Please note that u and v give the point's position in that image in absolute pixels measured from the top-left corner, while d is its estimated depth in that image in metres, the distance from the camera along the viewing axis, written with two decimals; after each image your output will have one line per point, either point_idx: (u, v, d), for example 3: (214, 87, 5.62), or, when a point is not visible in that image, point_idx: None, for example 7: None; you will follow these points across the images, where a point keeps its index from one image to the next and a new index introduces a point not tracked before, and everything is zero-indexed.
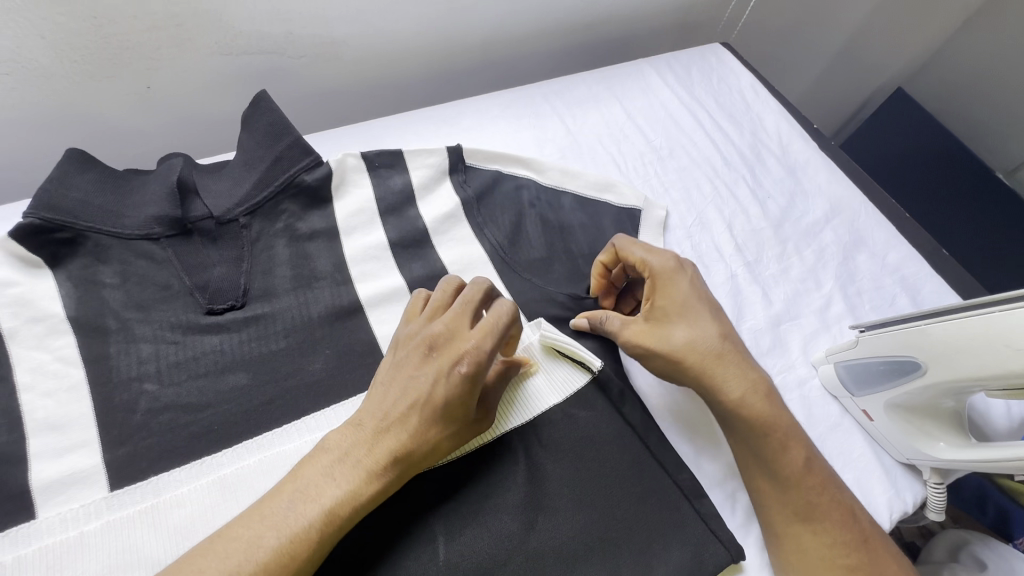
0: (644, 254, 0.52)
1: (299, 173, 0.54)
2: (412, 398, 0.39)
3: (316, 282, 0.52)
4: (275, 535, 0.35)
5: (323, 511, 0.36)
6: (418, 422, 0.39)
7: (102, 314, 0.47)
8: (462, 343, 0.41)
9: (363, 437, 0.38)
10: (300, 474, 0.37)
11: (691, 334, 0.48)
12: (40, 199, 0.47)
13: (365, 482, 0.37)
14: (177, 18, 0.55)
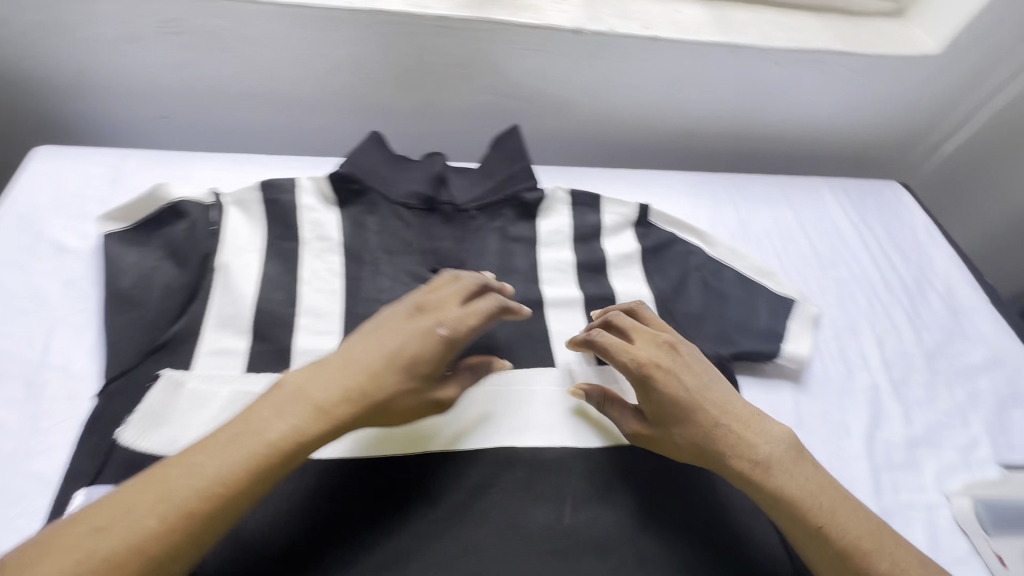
0: (621, 346, 0.50)
1: (522, 190, 0.68)
2: (392, 348, 0.44)
3: (513, 275, 0.64)
4: (188, 485, 0.36)
5: (239, 469, 0.37)
6: (397, 376, 0.43)
7: (362, 249, 0.62)
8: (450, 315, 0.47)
9: (299, 405, 0.41)
10: (213, 437, 0.39)
11: (689, 431, 0.47)
12: (350, 161, 0.66)
13: (314, 423, 0.40)
14: (473, 61, 0.72)
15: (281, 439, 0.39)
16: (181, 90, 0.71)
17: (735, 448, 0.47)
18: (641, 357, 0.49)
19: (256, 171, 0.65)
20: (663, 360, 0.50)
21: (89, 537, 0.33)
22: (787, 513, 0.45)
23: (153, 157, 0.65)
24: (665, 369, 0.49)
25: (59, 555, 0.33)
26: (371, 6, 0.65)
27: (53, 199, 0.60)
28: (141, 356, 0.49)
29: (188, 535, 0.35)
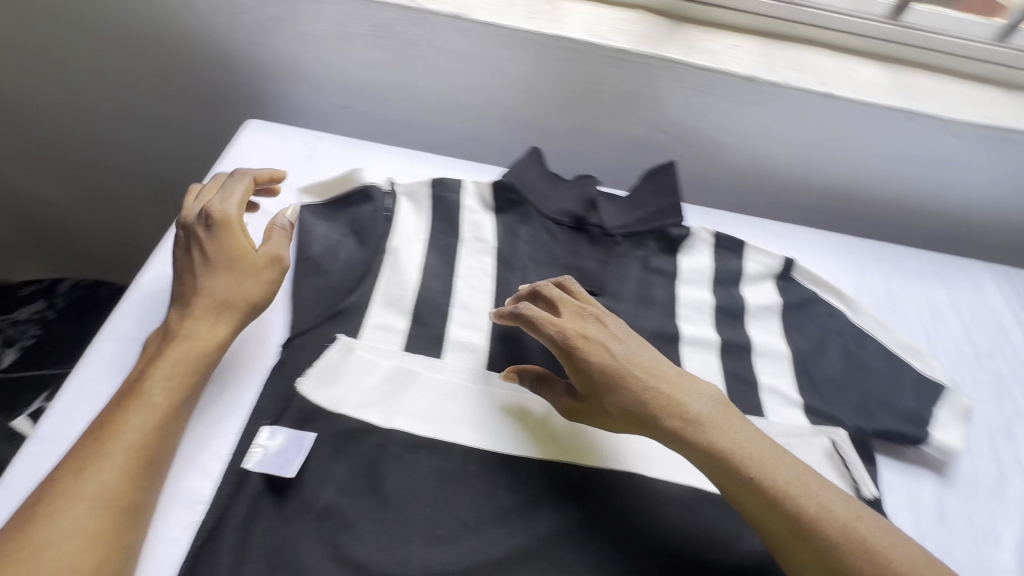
0: (546, 317, 0.51)
1: (670, 225, 0.69)
2: (234, 261, 0.51)
3: (651, 305, 0.64)
4: (144, 420, 0.43)
5: (176, 396, 0.45)
6: (252, 284, 0.51)
7: (513, 255, 0.65)
8: (229, 209, 0.52)
9: (189, 331, 0.48)
10: (148, 378, 0.45)
11: (626, 404, 0.48)
12: (512, 172, 0.70)
13: (190, 370, 0.46)
14: (639, 94, 0.74)
15: (191, 360, 0.47)
16: (368, 87, 0.78)
17: (667, 411, 0.48)
18: (563, 330, 0.50)
19: (428, 169, 0.71)
20: (585, 329, 0.50)
21: (68, 524, 0.38)
22: (728, 471, 0.46)
23: (340, 144, 0.72)
24: (591, 339, 0.50)
25: (59, 503, 0.38)
26: (559, 33, 0.69)
27: (258, 168, 0.68)
28: (320, 319, 0.55)
29: (164, 452, 0.43)
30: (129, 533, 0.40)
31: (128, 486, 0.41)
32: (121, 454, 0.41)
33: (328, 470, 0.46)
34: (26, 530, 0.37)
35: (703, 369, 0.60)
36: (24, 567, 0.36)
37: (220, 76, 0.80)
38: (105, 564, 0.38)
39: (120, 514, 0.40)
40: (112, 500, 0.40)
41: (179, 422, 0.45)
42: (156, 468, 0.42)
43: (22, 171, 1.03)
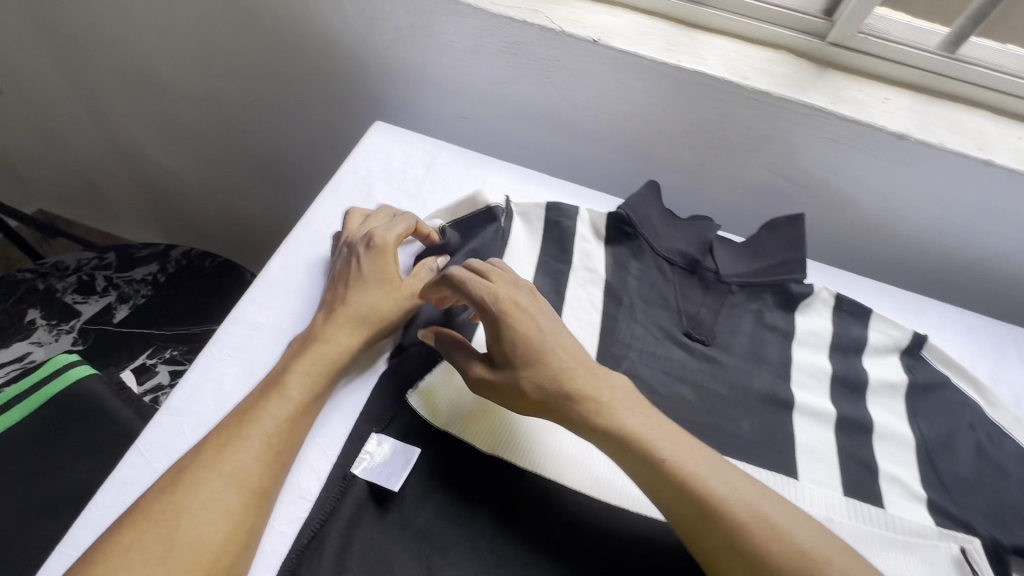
0: (478, 284, 0.49)
1: (790, 281, 0.65)
2: (383, 280, 0.54)
3: (764, 364, 0.60)
4: (278, 410, 0.45)
5: (310, 392, 0.47)
6: (394, 305, 0.53)
7: (622, 291, 0.63)
8: (388, 236, 0.55)
9: (328, 335, 0.50)
10: (288, 372, 0.47)
11: (537, 384, 0.46)
12: (629, 203, 0.67)
13: (325, 374, 0.48)
14: (770, 139, 0.71)
15: (327, 360, 0.49)
16: (490, 100, 0.79)
17: (569, 392, 0.46)
18: (494, 297, 0.48)
19: (543, 191, 0.72)
20: (511, 301, 0.48)
21: (203, 501, 0.39)
22: (648, 467, 0.43)
23: (459, 155, 0.73)
24: (521, 309, 0.48)
25: (197, 475, 0.40)
26: (698, 69, 0.67)
27: (381, 171, 0.70)
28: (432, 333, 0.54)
29: (293, 443, 0.44)
30: (254, 518, 0.41)
31: (263, 473, 0.42)
32: (255, 439, 0.43)
33: (428, 489, 0.46)
34: (167, 497, 0.39)
35: (817, 442, 0.56)
36: (161, 532, 0.38)
37: (350, 74, 0.83)
38: (229, 544, 0.39)
39: (248, 496, 0.41)
40: (242, 480, 0.41)
41: (308, 417, 0.46)
42: (283, 458, 0.43)
43: (156, 141, 1.12)
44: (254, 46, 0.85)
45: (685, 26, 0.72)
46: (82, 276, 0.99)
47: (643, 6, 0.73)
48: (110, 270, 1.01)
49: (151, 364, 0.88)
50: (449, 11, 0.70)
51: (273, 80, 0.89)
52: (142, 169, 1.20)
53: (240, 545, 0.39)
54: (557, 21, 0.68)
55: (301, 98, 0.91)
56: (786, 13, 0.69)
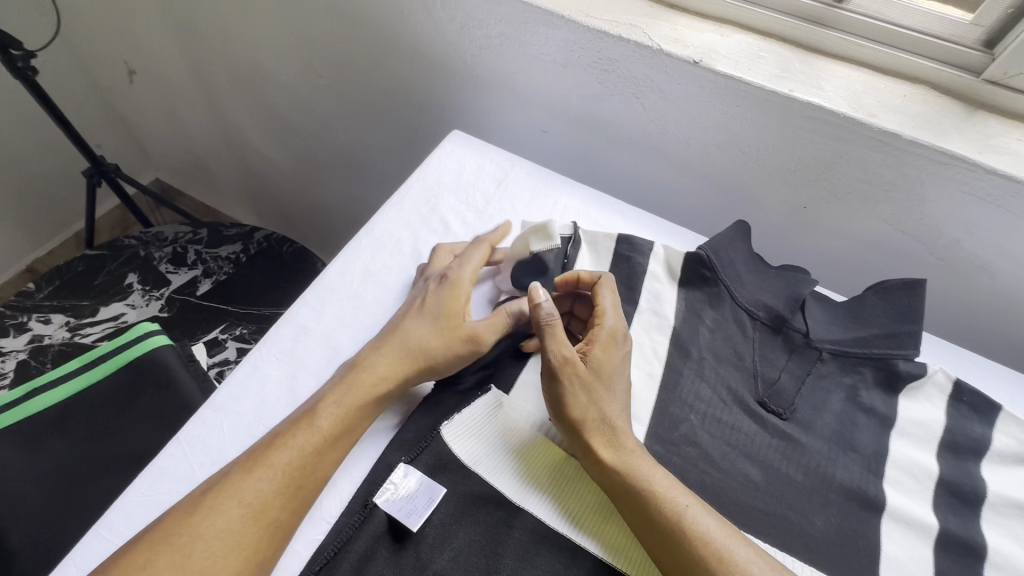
0: (610, 303, 0.52)
1: (897, 357, 0.55)
2: (440, 315, 0.52)
3: (851, 452, 0.52)
4: (305, 442, 0.44)
5: (341, 427, 0.46)
6: (441, 342, 0.51)
7: (691, 342, 0.57)
8: (463, 275, 0.55)
9: (371, 366, 0.49)
10: (321, 401, 0.47)
11: (598, 393, 0.47)
12: (711, 244, 0.60)
13: (357, 409, 0.47)
14: (891, 187, 0.61)
15: (363, 394, 0.48)
16: (573, 117, 0.75)
17: (615, 415, 0.47)
18: (621, 322, 0.51)
19: (616, 220, 0.67)
20: (618, 331, 0.51)
21: (219, 528, 0.40)
22: (664, 528, 0.41)
23: (532, 173, 0.70)
24: (624, 344, 0.51)
25: (215, 503, 0.41)
26: (813, 100, 0.59)
27: (451, 181, 0.68)
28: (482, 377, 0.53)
29: (313, 478, 0.44)
30: (266, 553, 0.41)
31: (278, 505, 0.42)
32: (276, 472, 0.43)
33: (448, 534, 0.43)
34: (186, 520, 0.40)
35: (909, 559, 0.47)
36: (175, 557, 0.39)
37: (435, 80, 0.83)
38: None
39: (261, 532, 0.41)
40: (259, 512, 0.41)
41: (336, 451, 0.46)
42: (302, 492, 0.43)
43: (256, 129, 1.19)
44: (349, 47, 0.86)
45: (803, 51, 0.64)
46: (176, 248, 1.07)
47: (757, 26, 0.65)
48: (200, 245, 1.08)
49: (222, 339, 0.93)
50: (541, 22, 0.67)
51: (363, 80, 0.91)
52: (242, 153, 1.29)
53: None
54: (656, 38, 0.63)
55: (387, 99, 0.92)
56: (932, 41, 0.59)
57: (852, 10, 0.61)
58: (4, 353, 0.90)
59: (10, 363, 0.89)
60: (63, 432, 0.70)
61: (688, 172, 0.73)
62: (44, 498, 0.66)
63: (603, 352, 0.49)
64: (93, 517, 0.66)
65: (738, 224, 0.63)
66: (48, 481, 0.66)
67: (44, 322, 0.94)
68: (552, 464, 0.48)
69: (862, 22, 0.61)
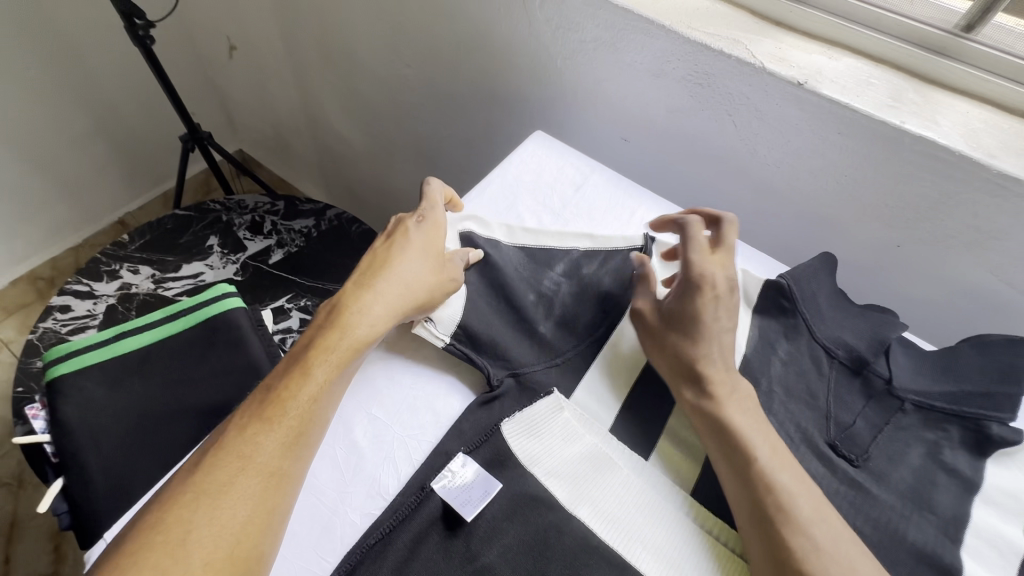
0: (697, 250, 0.54)
1: (988, 420, 0.51)
2: (423, 255, 0.54)
3: (928, 511, 0.48)
4: (303, 393, 0.45)
5: (335, 376, 0.47)
6: (432, 279, 0.53)
7: (762, 372, 0.55)
8: (438, 215, 0.57)
9: (358, 315, 0.49)
10: (314, 355, 0.47)
11: (679, 342, 0.51)
12: (794, 274, 0.58)
13: (348, 359, 0.48)
14: (1004, 235, 0.57)
15: (353, 343, 0.48)
16: (659, 129, 0.74)
17: (690, 362, 0.50)
18: (695, 269, 0.52)
19: None
20: (699, 278, 0.52)
21: (221, 480, 0.40)
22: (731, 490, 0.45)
23: (613, 181, 0.69)
24: (704, 290, 0.52)
25: (218, 458, 0.41)
26: (926, 134, 0.55)
27: (531, 182, 0.68)
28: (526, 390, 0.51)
29: (312, 431, 0.45)
30: (273, 502, 0.41)
31: (282, 458, 0.43)
32: (276, 424, 0.43)
33: (499, 529, 0.43)
34: (192, 475, 0.41)
35: None
36: (184, 513, 0.39)
37: (521, 80, 0.83)
38: (248, 527, 0.40)
39: (266, 482, 0.41)
40: (261, 465, 0.42)
41: (331, 403, 0.47)
42: (302, 442, 0.44)
43: (339, 111, 1.24)
44: (440, 38, 0.88)
45: (919, 82, 0.60)
46: (255, 217, 1.12)
47: (871, 51, 0.62)
48: (277, 216, 1.13)
49: (288, 308, 0.98)
50: (640, 30, 0.66)
51: (449, 74, 0.93)
52: (323, 133, 1.34)
53: (254, 529, 0.40)
54: (760, 55, 0.61)
55: (470, 95, 0.93)
56: None
57: (981, 43, 0.57)
58: (96, 296, 0.99)
59: (101, 306, 0.97)
60: (143, 375, 0.75)
61: (773, 197, 0.70)
62: (119, 433, 0.71)
63: (678, 305, 0.52)
64: (161, 458, 0.71)
65: (823, 256, 0.61)
66: (126, 417, 0.72)
67: (134, 272, 1.02)
68: (592, 476, 0.46)
69: (993, 57, 0.57)
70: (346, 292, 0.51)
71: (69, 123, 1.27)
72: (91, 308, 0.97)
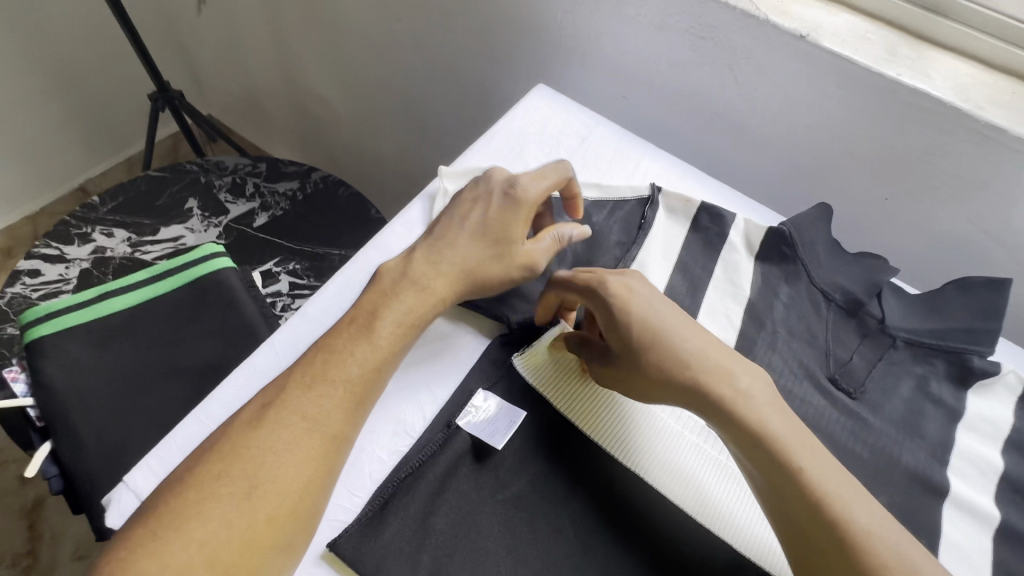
0: (597, 295, 0.46)
1: (971, 353, 0.55)
2: (499, 240, 0.51)
3: (917, 438, 0.52)
4: (365, 356, 0.44)
5: (398, 341, 0.46)
6: (500, 267, 0.50)
7: (766, 314, 0.57)
8: (534, 194, 0.52)
9: (424, 282, 0.49)
10: (377, 319, 0.46)
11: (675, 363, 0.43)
12: (794, 222, 0.60)
13: (409, 325, 0.47)
14: (986, 185, 0.60)
15: (418, 311, 0.48)
16: (659, 85, 0.74)
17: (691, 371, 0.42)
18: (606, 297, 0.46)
19: (696, 189, 0.66)
20: (624, 298, 0.45)
21: (285, 439, 0.40)
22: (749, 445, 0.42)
23: (617, 133, 0.70)
24: (631, 308, 0.45)
25: (279, 415, 0.41)
26: (919, 87, 0.58)
27: (536, 133, 0.68)
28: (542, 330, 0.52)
29: (373, 396, 0.44)
30: (333, 463, 0.41)
31: (343, 420, 0.42)
32: (338, 385, 0.43)
33: (526, 460, 0.44)
34: (252, 432, 0.40)
35: (968, 543, 0.47)
36: (246, 468, 0.39)
37: (519, 35, 0.82)
38: (307, 487, 0.39)
39: (328, 445, 0.41)
40: (322, 427, 0.41)
41: (392, 367, 0.46)
42: (363, 405, 0.43)
43: (321, 71, 1.19)
44: None
45: (912, 38, 0.63)
46: (236, 179, 1.08)
47: (867, 9, 0.64)
48: (259, 178, 1.08)
49: (276, 272, 0.95)
50: None
51: (443, 31, 0.91)
52: (302, 94, 1.29)
53: (315, 489, 0.40)
54: (763, 8, 0.62)
55: (465, 52, 0.91)
56: None
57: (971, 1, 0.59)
58: (68, 260, 0.93)
59: (74, 271, 0.92)
60: (129, 336, 0.72)
61: (770, 153, 0.72)
62: (111, 395, 0.68)
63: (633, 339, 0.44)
64: (158, 419, 0.69)
65: (819, 206, 0.63)
66: (117, 378, 0.69)
67: (108, 235, 0.97)
68: (607, 407, 0.47)
69: (983, 14, 0.59)
70: (414, 255, 0.50)
71: (22, 79, 1.18)
72: (64, 273, 0.92)
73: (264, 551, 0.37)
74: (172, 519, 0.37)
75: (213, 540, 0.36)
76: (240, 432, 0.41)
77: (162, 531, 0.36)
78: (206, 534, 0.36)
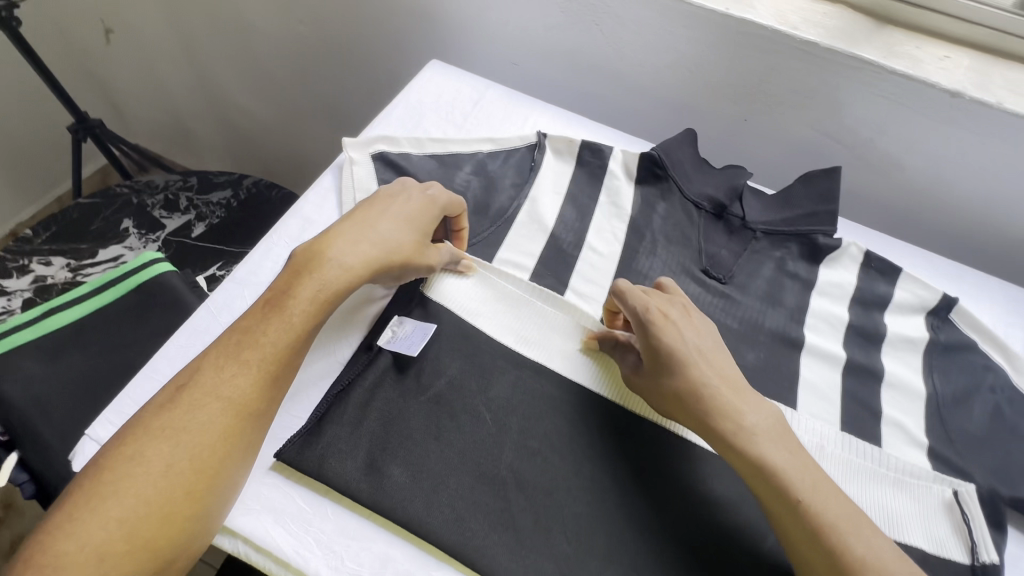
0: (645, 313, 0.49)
1: (817, 233, 0.65)
2: (414, 226, 0.53)
3: (778, 307, 0.62)
4: (279, 334, 0.46)
5: (311, 319, 0.48)
6: (411, 248, 0.52)
7: (646, 227, 0.66)
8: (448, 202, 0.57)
9: (343, 258, 0.49)
10: (290, 298, 0.48)
11: (681, 372, 0.47)
12: (663, 146, 0.69)
13: (323, 303, 0.48)
14: (816, 93, 0.71)
15: (332, 289, 0.49)
16: (542, 47, 0.83)
17: (692, 382, 0.47)
18: (653, 312, 0.49)
19: (580, 132, 0.75)
20: (663, 318, 0.49)
21: (198, 420, 0.43)
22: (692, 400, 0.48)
23: (506, 93, 0.78)
24: (670, 321, 0.49)
25: (195, 396, 0.44)
26: (745, 17, 0.68)
27: (432, 102, 0.75)
28: None
29: (286, 372, 0.47)
30: (249, 436, 0.44)
31: (256, 397, 0.45)
32: (250, 365, 0.45)
33: (443, 366, 0.51)
34: (167, 414, 0.43)
35: (820, 379, 0.57)
36: (163, 447, 0.42)
37: (412, 20, 0.89)
38: (222, 460, 0.43)
39: (241, 421, 0.44)
40: (237, 404, 0.44)
41: (306, 344, 0.48)
42: (277, 381, 0.46)
43: (238, 83, 1.23)
44: None
45: None
46: (168, 195, 1.11)
47: None
48: (191, 192, 1.12)
49: (220, 275, 0.99)
50: None
51: (344, 27, 0.97)
52: (224, 109, 1.33)
53: (231, 461, 0.43)
54: None
55: (368, 44, 0.98)
56: None
57: None
58: (9, 292, 0.95)
59: (17, 301, 0.95)
60: (81, 344, 0.76)
61: (644, 95, 0.81)
62: (72, 398, 0.73)
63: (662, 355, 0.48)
64: None
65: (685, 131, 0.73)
66: (74, 383, 0.73)
67: (46, 263, 0.99)
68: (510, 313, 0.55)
69: None
70: (328, 235, 0.51)
71: None
72: (7, 303, 0.94)
73: (184, 520, 0.41)
74: (88, 499, 0.40)
75: (131, 516, 0.40)
76: (156, 413, 0.44)
77: (81, 509, 0.40)
78: (122, 509, 0.40)
